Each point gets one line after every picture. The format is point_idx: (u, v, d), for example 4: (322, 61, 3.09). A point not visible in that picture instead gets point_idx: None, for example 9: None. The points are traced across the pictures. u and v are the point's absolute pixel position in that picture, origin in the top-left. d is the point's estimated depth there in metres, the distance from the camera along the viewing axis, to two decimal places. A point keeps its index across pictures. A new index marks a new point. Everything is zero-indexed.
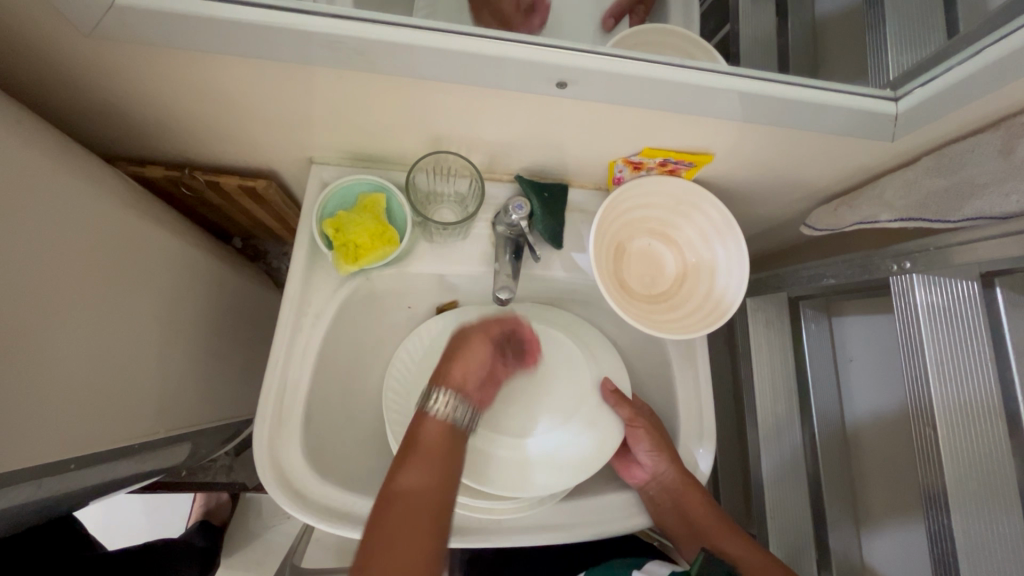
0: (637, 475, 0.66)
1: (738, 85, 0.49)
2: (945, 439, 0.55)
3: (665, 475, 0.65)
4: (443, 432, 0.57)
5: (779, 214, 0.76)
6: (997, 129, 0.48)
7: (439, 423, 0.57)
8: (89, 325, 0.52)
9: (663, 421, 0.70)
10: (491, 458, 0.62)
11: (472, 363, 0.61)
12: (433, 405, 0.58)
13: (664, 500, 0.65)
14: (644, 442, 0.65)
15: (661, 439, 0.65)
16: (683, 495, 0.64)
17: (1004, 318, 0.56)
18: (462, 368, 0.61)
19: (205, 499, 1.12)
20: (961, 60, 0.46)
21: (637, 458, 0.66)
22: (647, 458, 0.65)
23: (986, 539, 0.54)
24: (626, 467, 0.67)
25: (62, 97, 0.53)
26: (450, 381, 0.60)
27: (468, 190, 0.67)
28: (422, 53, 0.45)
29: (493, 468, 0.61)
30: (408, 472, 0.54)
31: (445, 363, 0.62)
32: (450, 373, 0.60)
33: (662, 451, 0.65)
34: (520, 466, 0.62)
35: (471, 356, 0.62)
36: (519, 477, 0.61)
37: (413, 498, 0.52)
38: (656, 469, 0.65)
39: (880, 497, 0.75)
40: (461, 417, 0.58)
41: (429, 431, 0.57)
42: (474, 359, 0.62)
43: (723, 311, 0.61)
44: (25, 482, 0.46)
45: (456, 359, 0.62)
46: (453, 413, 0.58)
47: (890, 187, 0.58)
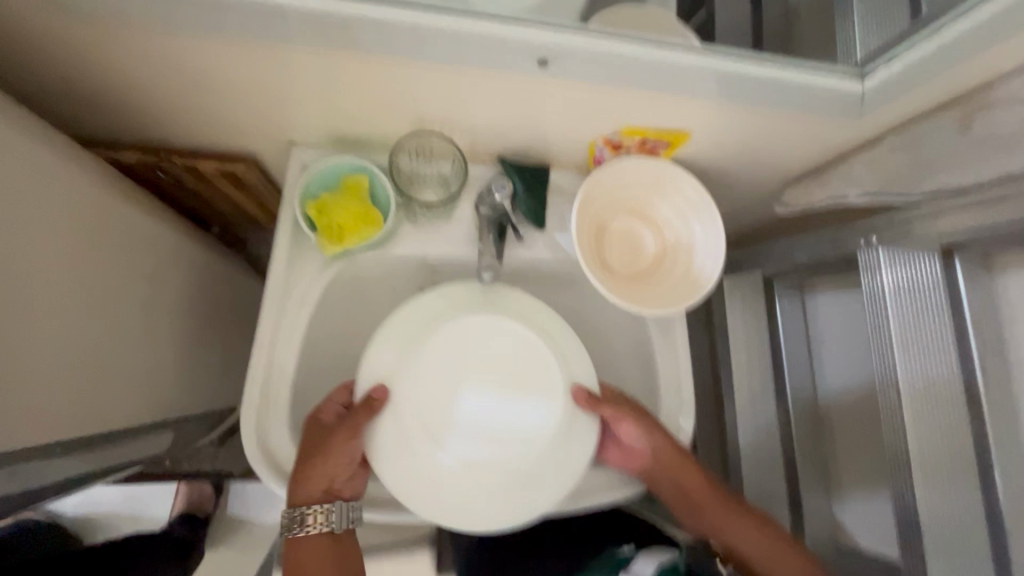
0: (633, 456, 0.66)
1: (712, 65, 0.50)
2: (908, 403, 0.59)
3: (655, 443, 0.65)
4: (327, 538, 0.57)
5: (754, 194, 0.78)
6: (956, 106, 0.50)
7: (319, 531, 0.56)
8: (67, 311, 0.51)
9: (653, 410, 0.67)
10: (414, 469, 0.55)
11: (332, 460, 0.57)
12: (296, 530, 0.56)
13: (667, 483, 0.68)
14: (627, 426, 0.63)
15: (641, 417, 0.64)
16: (681, 477, 0.67)
17: (964, 289, 0.59)
18: (326, 467, 0.56)
19: (188, 490, 1.11)
20: (922, 40, 0.48)
21: (633, 446, 0.65)
22: (636, 439, 0.64)
23: (945, 496, 0.58)
24: (619, 451, 0.67)
25: (32, 79, 0.51)
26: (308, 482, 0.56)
27: (452, 171, 0.66)
28: (403, 31, 0.45)
29: (421, 474, 0.55)
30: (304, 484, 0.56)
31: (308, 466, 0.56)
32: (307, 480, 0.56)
33: (647, 429, 0.64)
34: (452, 478, 0.55)
35: (335, 455, 0.56)
36: (449, 494, 0.55)
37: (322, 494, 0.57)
38: (649, 447, 0.65)
39: (848, 462, 0.78)
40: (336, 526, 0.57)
41: (309, 548, 0.56)
42: (336, 457, 0.57)
43: (701, 286, 0.63)
44: (10, 468, 0.46)
45: (312, 467, 0.56)
46: (330, 521, 0.56)
47: (857, 164, 0.60)
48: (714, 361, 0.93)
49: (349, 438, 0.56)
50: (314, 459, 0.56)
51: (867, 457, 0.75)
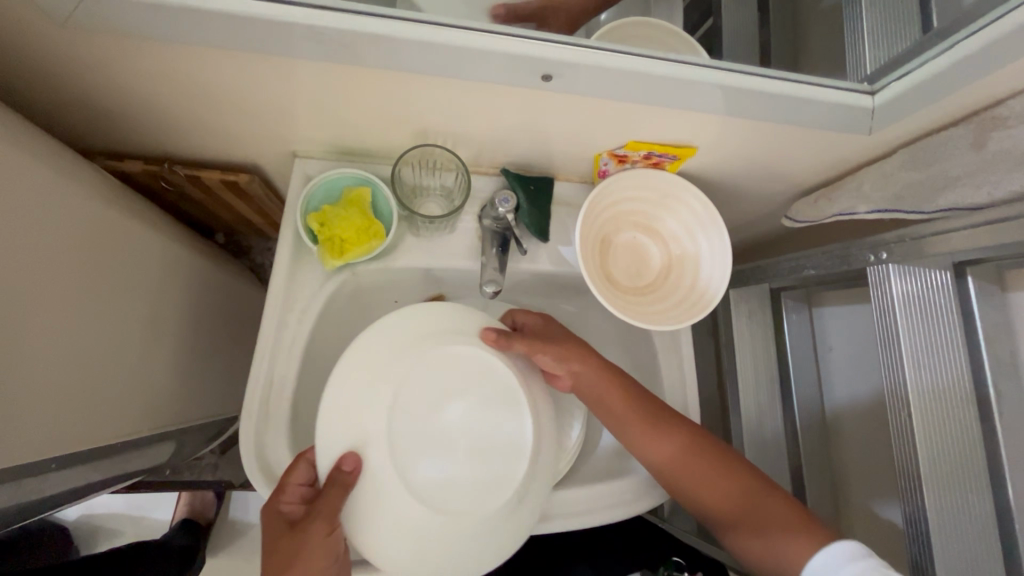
0: (565, 381, 0.66)
1: (719, 80, 0.50)
2: (919, 422, 0.57)
3: (575, 367, 0.64)
4: None
5: (762, 206, 0.77)
6: (970, 122, 0.49)
7: None
8: (68, 324, 0.51)
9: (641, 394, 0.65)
10: (376, 514, 0.51)
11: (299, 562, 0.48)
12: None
13: (689, 469, 0.63)
14: (547, 356, 0.62)
15: (556, 344, 0.63)
16: (700, 462, 0.63)
17: (976, 307, 0.57)
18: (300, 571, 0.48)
19: (189, 498, 1.11)
20: (935, 55, 0.47)
21: (636, 444, 0.64)
22: (557, 365, 0.63)
23: (959, 521, 0.56)
24: (556, 380, 0.67)
25: (36, 91, 0.51)
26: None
27: (455, 184, 0.67)
28: (406, 45, 0.45)
29: (384, 516, 0.50)
30: None
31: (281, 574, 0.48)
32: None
33: (564, 355, 0.63)
34: (415, 521, 0.50)
35: (311, 556, 0.49)
36: (406, 539, 0.51)
37: None
38: (573, 371, 0.64)
39: (857, 480, 0.77)
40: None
41: None
42: (315, 556, 0.49)
43: (706, 302, 0.62)
44: (8, 484, 0.46)
45: (287, 574, 0.48)
46: None
47: (867, 179, 0.59)
48: (719, 375, 0.92)
49: (326, 528, 0.50)
50: (286, 563, 0.49)
51: (877, 476, 0.73)
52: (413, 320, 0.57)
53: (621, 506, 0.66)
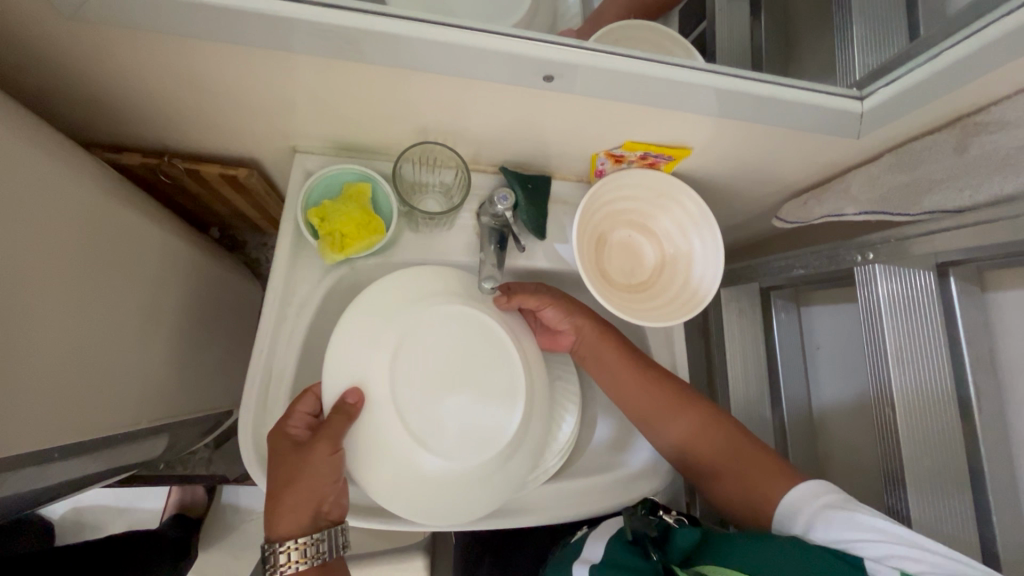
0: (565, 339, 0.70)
1: (714, 82, 0.51)
2: (902, 419, 0.60)
3: (579, 321, 0.67)
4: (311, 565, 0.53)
5: (753, 207, 0.79)
6: (954, 127, 0.51)
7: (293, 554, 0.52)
8: (68, 315, 0.51)
9: (642, 371, 0.67)
10: (379, 463, 0.52)
11: (303, 474, 0.52)
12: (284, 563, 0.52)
13: (688, 443, 0.65)
14: (552, 311, 0.66)
15: (563, 300, 0.67)
16: (698, 435, 0.64)
17: (958, 306, 0.59)
18: (305, 481, 0.52)
19: (181, 492, 1.11)
20: (922, 63, 0.49)
21: (648, 417, 0.66)
22: (563, 322, 0.68)
23: (940, 513, 0.58)
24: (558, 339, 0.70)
25: (38, 82, 0.51)
26: (295, 493, 0.52)
27: (454, 181, 0.68)
28: (409, 43, 0.45)
29: (389, 467, 0.52)
30: (280, 517, 0.53)
31: (290, 482, 0.52)
32: (294, 493, 0.52)
33: (569, 312, 0.67)
34: (418, 472, 0.52)
35: (315, 471, 0.52)
36: (415, 488, 0.52)
37: (299, 516, 0.53)
38: (573, 327, 0.68)
39: (841, 473, 0.79)
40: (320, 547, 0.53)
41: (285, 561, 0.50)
42: (318, 471, 0.52)
43: (699, 299, 0.64)
44: (10, 473, 0.46)
45: (294, 481, 0.52)
46: (308, 541, 0.53)
47: (855, 181, 0.61)
48: (709, 371, 0.93)
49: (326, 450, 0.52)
50: (294, 472, 0.53)
51: (861, 469, 0.76)
52: (418, 281, 0.58)
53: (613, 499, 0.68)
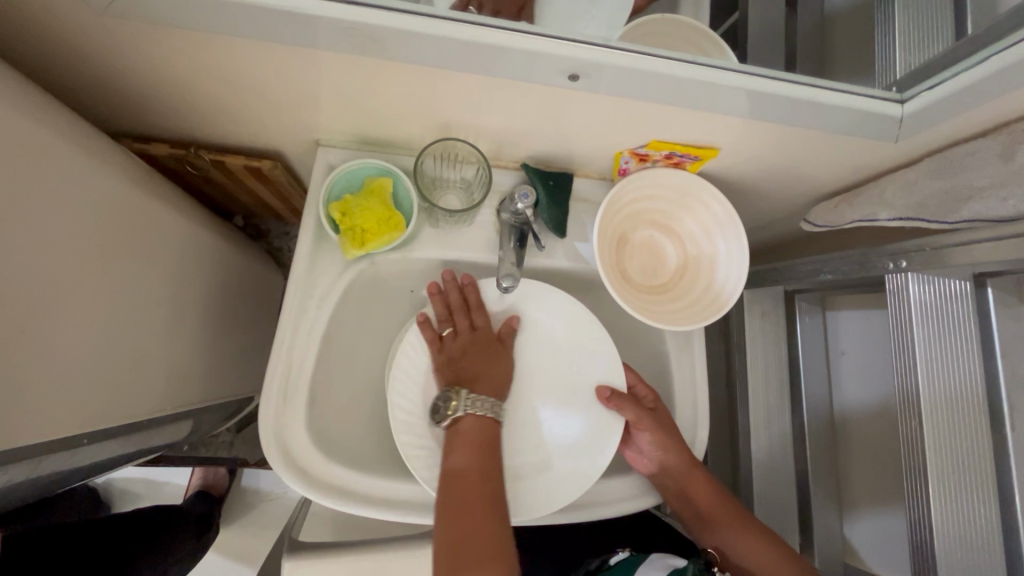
0: (640, 462, 0.68)
1: (744, 82, 0.49)
2: (930, 431, 0.57)
3: (671, 459, 0.67)
4: (480, 422, 0.60)
5: (780, 208, 0.76)
6: (998, 134, 0.49)
7: (475, 418, 0.60)
8: (98, 304, 0.52)
9: (671, 425, 0.68)
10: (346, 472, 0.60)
11: (473, 361, 0.64)
12: (458, 404, 0.60)
13: (670, 487, 0.68)
14: (647, 434, 0.66)
15: (664, 433, 0.67)
16: (685, 485, 0.68)
17: (993, 316, 0.57)
18: (468, 364, 0.63)
19: (204, 471, 1.14)
20: (969, 66, 0.47)
21: (678, 481, 0.67)
22: (650, 448, 0.67)
23: (965, 527, 0.57)
24: (628, 453, 0.69)
25: (69, 75, 0.52)
26: (480, 386, 0.62)
27: (474, 177, 0.68)
28: (433, 41, 0.45)
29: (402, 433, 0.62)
30: (456, 457, 0.57)
31: (456, 366, 0.63)
32: (481, 384, 0.63)
33: (664, 445, 0.67)
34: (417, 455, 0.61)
35: (495, 357, 0.65)
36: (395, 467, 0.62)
37: (455, 481, 0.55)
38: (661, 459, 0.67)
39: (862, 481, 0.77)
40: (487, 407, 0.61)
41: (469, 427, 0.60)
42: (500, 371, 0.65)
43: (722, 303, 0.62)
44: (42, 457, 0.48)
45: (483, 372, 0.64)
46: (482, 404, 0.60)
47: (891, 186, 0.58)
48: (729, 373, 0.92)
49: (504, 351, 0.66)
50: (480, 364, 0.64)
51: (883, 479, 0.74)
52: (553, 299, 0.68)
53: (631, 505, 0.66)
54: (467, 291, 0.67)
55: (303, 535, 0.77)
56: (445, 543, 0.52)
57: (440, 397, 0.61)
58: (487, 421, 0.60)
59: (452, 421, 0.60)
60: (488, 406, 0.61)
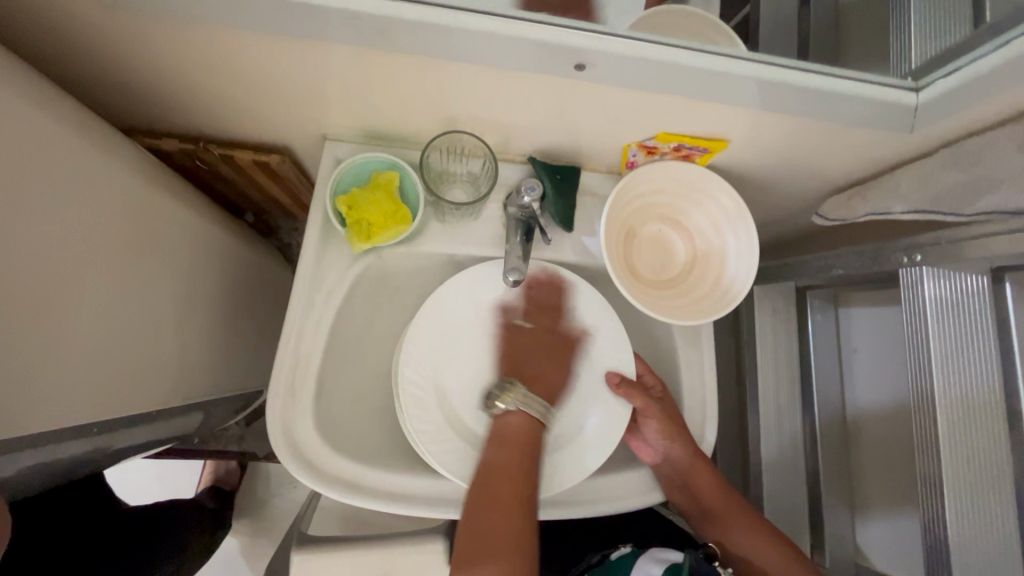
0: (645, 452, 0.68)
1: (754, 72, 0.49)
2: (946, 430, 0.56)
3: (677, 447, 0.66)
4: (529, 421, 0.60)
5: (792, 202, 0.75)
6: (1017, 124, 0.47)
7: (523, 415, 0.60)
8: (107, 298, 0.53)
9: (676, 413, 0.68)
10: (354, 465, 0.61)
11: (545, 366, 0.65)
12: (510, 401, 0.60)
13: (675, 478, 0.67)
14: (653, 423, 0.66)
15: (671, 423, 0.67)
16: (691, 475, 0.67)
17: (1011, 310, 0.56)
18: (540, 370, 0.65)
19: (215, 465, 1.15)
20: (986, 54, 0.46)
21: (683, 471, 0.67)
22: (655, 438, 0.67)
23: (979, 528, 0.56)
24: (635, 443, 0.69)
25: (81, 70, 0.53)
26: (536, 386, 0.63)
27: (481, 171, 0.68)
28: (439, 32, 0.45)
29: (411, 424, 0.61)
30: (495, 451, 0.58)
31: (517, 361, 0.66)
32: (536, 385, 0.64)
33: (670, 435, 0.66)
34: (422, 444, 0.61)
35: (558, 357, 0.66)
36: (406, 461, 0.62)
37: (496, 478, 0.56)
38: (666, 449, 0.67)
39: (874, 479, 0.76)
40: (538, 407, 0.60)
41: (514, 426, 0.60)
42: (561, 374, 0.66)
43: (731, 297, 0.62)
44: (53, 447, 0.48)
45: (538, 373, 0.65)
46: (530, 403, 0.60)
47: (905, 178, 0.57)
48: (739, 370, 0.91)
49: (568, 357, 0.66)
50: (543, 365, 0.66)
51: (896, 478, 0.73)
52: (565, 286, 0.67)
53: (642, 501, 0.65)
54: (551, 292, 0.67)
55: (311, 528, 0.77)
56: (473, 540, 0.52)
57: (496, 386, 0.62)
58: (535, 423, 0.60)
59: (501, 414, 0.61)
60: (537, 406, 0.60)
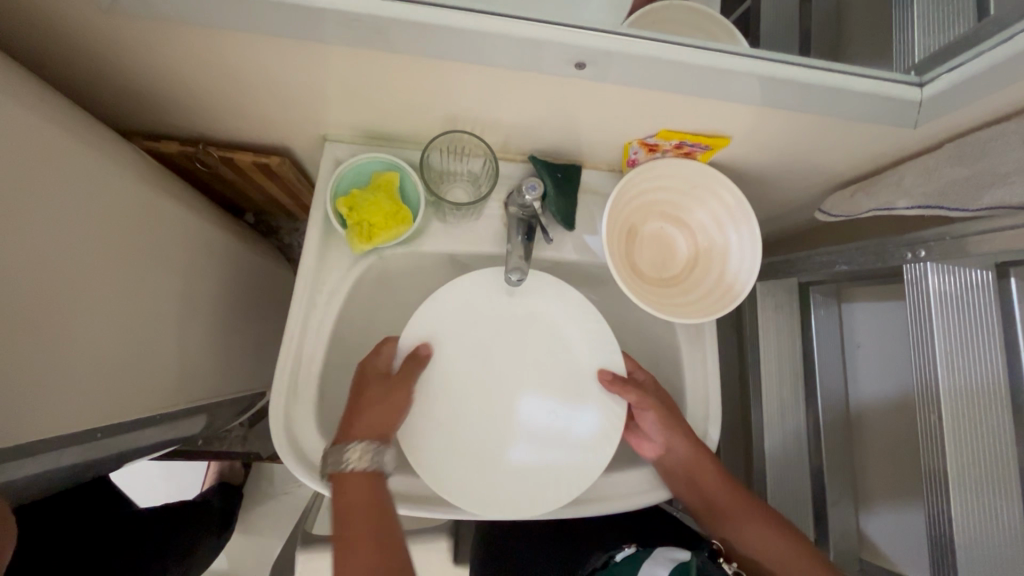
0: (651, 451, 0.67)
1: (755, 69, 0.48)
2: (949, 425, 0.56)
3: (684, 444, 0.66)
4: (367, 480, 0.56)
5: (794, 198, 0.75)
6: (1023, 118, 0.47)
7: (361, 470, 0.56)
8: (109, 302, 0.53)
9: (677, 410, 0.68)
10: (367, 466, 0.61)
11: (377, 412, 0.59)
12: (348, 460, 0.55)
13: (682, 476, 0.66)
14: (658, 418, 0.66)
15: (675, 419, 0.66)
16: (698, 472, 0.65)
17: (1017, 307, 0.56)
18: (376, 415, 0.59)
19: (219, 465, 1.15)
20: (990, 48, 0.45)
21: (686, 468, 0.66)
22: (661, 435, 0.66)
23: (984, 524, 0.55)
24: (640, 443, 0.68)
25: (78, 73, 0.53)
26: (356, 430, 0.58)
27: (481, 170, 0.67)
28: (438, 31, 0.44)
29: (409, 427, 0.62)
30: (347, 493, 0.55)
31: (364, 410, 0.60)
32: (355, 429, 0.58)
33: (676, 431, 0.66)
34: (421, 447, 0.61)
35: (399, 405, 0.61)
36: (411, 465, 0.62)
37: (341, 537, 0.53)
38: (673, 446, 0.66)
39: (878, 475, 0.76)
40: (373, 461, 0.56)
41: (352, 484, 0.55)
42: (382, 415, 0.60)
43: (734, 295, 0.61)
44: (55, 451, 0.48)
45: (371, 421, 0.59)
46: (368, 459, 0.56)
47: (909, 173, 0.57)
48: (741, 366, 0.90)
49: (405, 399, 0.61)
50: (378, 409, 0.60)
51: (900, 473, 0.73)
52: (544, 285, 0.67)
53: (646, 500, 0.65)
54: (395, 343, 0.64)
55: (316, 529, 0.78)
56: None
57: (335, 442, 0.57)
58: (372, 479, 0.56)
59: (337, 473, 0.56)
60: (376, 460, 0.56)
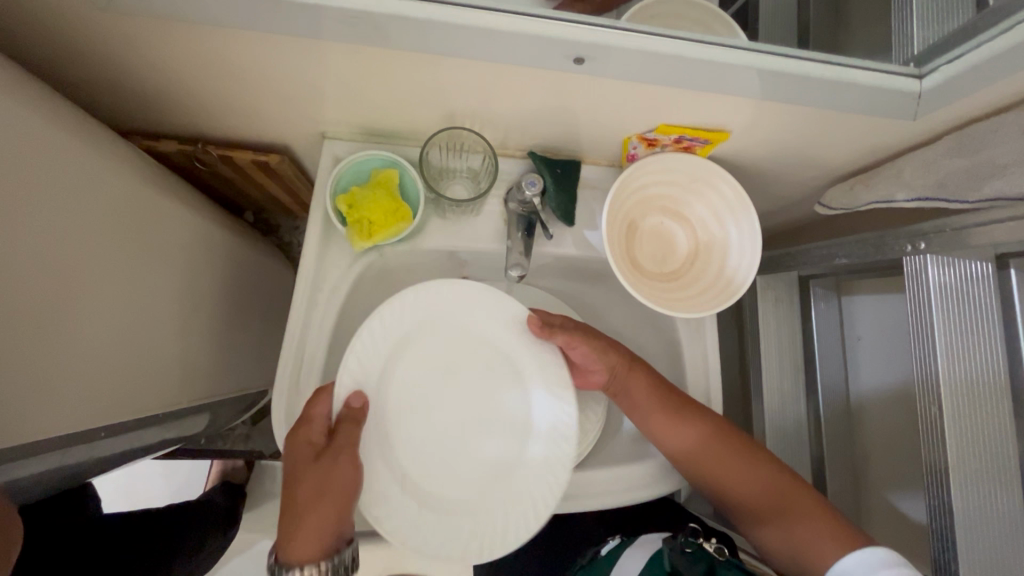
0: (663, 436, 0.64)
1: (753, 62, 0.48)
2: (950, 417, 0.56)
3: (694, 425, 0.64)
4: None
5: (794, 192, 0.75)
6: (1021, 109, 0.47)
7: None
8: (110, 302, 0.53)
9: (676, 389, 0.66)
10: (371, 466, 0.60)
11: (315, 500, 0.54)
12: None
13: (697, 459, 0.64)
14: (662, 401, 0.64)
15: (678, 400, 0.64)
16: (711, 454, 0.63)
17: (1016, 296, 0.57)
18: (315, 507, 0.54)
19: (221, 464, 1.15)
20: (989, 39, 0.45)
21: (697, 455, 0.63)
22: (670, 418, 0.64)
23: (983, 515, 0.55)
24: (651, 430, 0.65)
25: (74, 73, 0.53)
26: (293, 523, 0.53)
27: (480, 167, 0.67)
28: (436, 27, 0.44)
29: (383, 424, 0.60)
30: None
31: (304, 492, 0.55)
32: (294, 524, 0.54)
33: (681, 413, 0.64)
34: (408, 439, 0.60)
35: (342, 482, 0.55)
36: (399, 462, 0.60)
37: None
38: (682, 429, 0.64)
39: (879, 466, 0.77)
40: (329, 573, 0.53)
41: None
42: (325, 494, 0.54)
43: (735, 289, 0.62)
44: (58, 451, 0.49)
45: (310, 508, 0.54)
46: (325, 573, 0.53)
47: (908, 166, 0.57)
48: (742, 360, 0.91)
49: (344, 472, 0.55)
50: (319, 496, 0.54)
51: (900, 463, 0.74)
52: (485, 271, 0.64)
53: (645, 495, 0.66)
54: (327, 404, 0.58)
55: None
56: None
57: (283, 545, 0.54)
58: None
59: None
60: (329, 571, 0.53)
